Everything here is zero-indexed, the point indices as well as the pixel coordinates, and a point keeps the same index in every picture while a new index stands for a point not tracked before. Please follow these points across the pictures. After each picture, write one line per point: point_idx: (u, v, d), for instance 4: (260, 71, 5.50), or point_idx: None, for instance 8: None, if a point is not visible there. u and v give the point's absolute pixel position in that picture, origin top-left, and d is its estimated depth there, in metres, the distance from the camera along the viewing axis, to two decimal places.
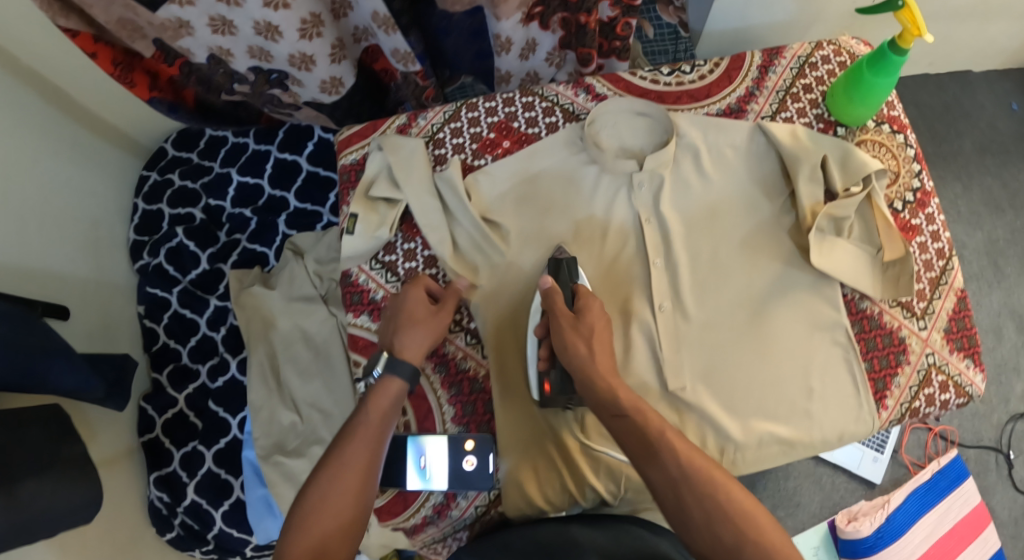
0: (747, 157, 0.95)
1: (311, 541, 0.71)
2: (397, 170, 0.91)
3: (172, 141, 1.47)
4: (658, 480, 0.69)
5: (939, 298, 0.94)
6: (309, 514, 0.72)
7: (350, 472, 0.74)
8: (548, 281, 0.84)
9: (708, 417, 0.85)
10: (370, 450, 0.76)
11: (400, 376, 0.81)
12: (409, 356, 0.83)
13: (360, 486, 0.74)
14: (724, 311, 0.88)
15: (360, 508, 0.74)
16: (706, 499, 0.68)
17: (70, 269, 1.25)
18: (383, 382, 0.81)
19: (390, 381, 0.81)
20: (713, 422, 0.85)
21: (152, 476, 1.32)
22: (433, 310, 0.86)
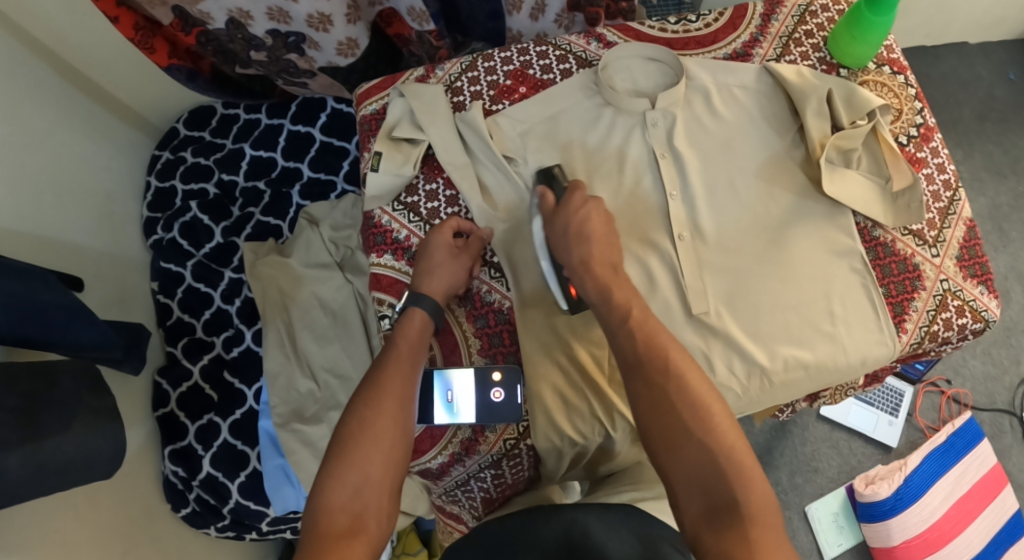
0: (756, 96, 0.97)
1: (356, 466, 0.71)
2: (420, 112, 0.95)
3: (184, 121, 1.48)
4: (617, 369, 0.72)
5: (949, 227, 0.96)
6: (348, 440, 0.72)
7: (387, 397, 0.76)
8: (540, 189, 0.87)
9: (735, 340, 0.87)
10: (403, 378, 0.78)
11: (424, 308, 0.85)
12: (432, 292, 0.86)
13: (397, 412, 0.75)
14: (744, 236, 0.91)
15: (401, 432, 0.74)
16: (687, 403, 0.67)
17: (85, 241, 1.25)
18: (406, 314, 0.85)
19: (412, 312, 0.85)
20: (742, 347, 0.87)
21: (167, 449, 1.29)
22: (455, 251, 0.89)
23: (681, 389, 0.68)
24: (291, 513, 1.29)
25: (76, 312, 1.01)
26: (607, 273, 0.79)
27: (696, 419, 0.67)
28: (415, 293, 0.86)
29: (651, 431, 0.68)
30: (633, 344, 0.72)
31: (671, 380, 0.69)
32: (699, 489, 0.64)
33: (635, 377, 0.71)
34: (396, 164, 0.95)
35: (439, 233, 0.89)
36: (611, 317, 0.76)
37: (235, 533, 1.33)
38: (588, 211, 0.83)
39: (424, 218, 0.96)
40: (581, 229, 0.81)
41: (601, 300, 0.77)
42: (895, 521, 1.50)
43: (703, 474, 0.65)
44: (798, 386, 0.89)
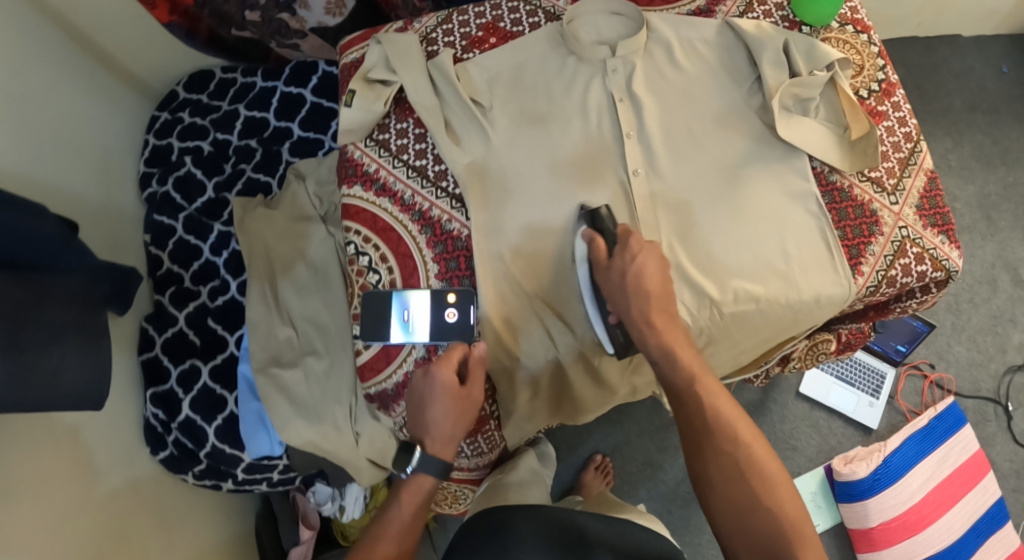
0: (717, 49, 0.99)
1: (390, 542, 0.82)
2: (393, 57, 1.00)
3: (184, 84, 1.53)
4: (688, 434, 0.83)
5: (909, 177, 0.98)
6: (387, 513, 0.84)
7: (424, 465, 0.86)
8: (588, 233, 0.89)
9: (689, 276, 0.90)
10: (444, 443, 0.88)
11: (434, 475, 0.87)
12: (437, 450, 0.87)
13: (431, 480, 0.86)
14: (698, 175, 0.94)
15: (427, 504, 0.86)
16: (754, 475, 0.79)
17: (81, 191, 1.30)
18: (425, 453, 0.88)
19: (423, 478, 0.87)
20: (695, 280, 0.90)
21: (149, 392, 1.33)
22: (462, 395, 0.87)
23: (750, 462, 0.79)
24: (265, 458, 1.33)
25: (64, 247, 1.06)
26: (667, 327, 0.85)
27: (753, 473, 0.79)
28: (422, 452, 0.87)
29: (717, 490, 0.79)
30: (694, 406, 0.82)
31: (741, 454, 0.80)
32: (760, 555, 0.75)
33: (701, 444, 0.81)
34: (368, 101, 0.99)
35: (439, 370, 0.86)
36: (675, 380, 0.84)
37: (212, 481, 1.37)
38: (643, 256, 0.85)
39: (393, 153, 1.00)
40: (639, 282, 0.84)
41: (664, 360, 0.84)
42: (873, 501, 1.49)
43: (765, 540, 0.76)
44: (752, 320, 0.91)
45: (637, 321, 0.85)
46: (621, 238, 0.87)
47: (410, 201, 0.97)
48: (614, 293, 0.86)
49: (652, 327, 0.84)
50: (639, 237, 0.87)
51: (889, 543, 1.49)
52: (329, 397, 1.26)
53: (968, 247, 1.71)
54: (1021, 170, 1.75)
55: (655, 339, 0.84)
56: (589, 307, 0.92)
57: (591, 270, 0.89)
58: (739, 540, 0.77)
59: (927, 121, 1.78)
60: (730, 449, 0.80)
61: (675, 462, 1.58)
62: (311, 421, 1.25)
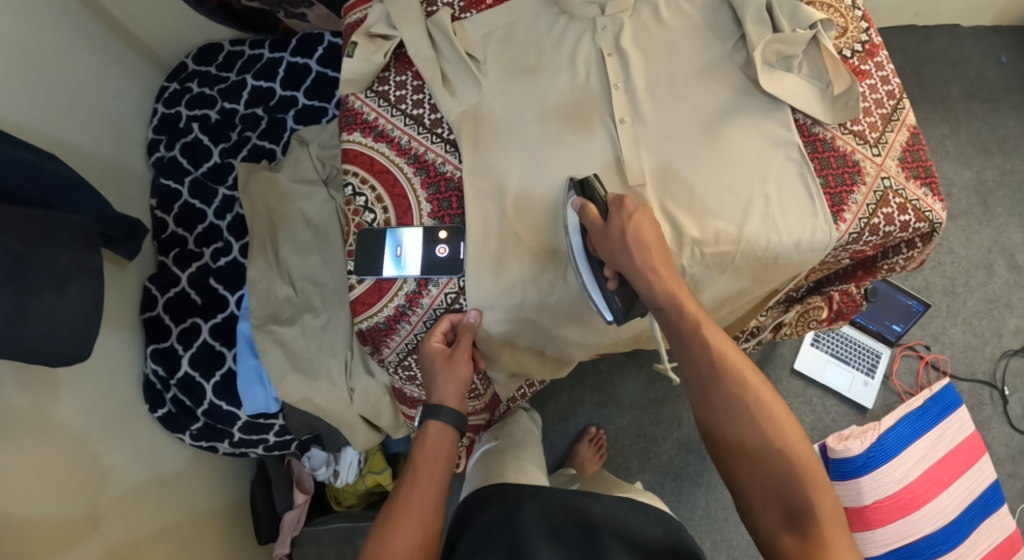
0: (702, 9, 1.02)
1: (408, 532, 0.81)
2: (394, 10, 1.03)
3: (193, 57, 1.56)
4: (695, 379, 0.84)
5: (892, 132, 0.99)
6: (398, 506, 0.83)
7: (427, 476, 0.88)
8: (578, 202, 0.88)
9: (669, 214, 0.91)
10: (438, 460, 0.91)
11: (441, 419, 0.94)
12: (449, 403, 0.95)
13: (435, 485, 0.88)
14: (681, 123, 0.96)
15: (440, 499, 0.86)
16: (765, 420, 0.81)
17: (91, 150, 1.34)
18: (423, 427, 0.95)
19: (430, 425, 0.94)
20: (675, 217, 0.91)
21: (150, 348, 1.35)
22: (448, 354, 0.96)
23: (759, 405, 0.82)
24: (262, 415, 1.34)
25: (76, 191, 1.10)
26: (670, 275, 0.84)
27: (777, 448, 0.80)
28: (432, 405, 0.95)
29: (756, 467, 0.80)
30: (720, 385, 0.83)
31: (751, 399, 0.82)
32: (776, 499, 0.79)
33: (742, 435, 0.81)
34: (368, 52, 1.02)
35: (428, 342, 0.96)
36: (682, 327, 0.83)
37: (209, 442, 1.39)
38: (638, 218, 0.85)
39: (392, 103, 1.03)
40: (638, 236, 0.84)
41: (669, 305, 0.83)
42: (865, 479, 1.49)
43: (781, 482, 0.79)
44: (732, 261, 0.92)
45: (641, 270, 0.84)
46: (613, 200, 0.86)
47: (406, 146, 1.00)
48: (612, 246, 0.85)
49: (654, 274, 0.83)
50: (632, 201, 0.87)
51: (883, 522, 1.48)
52: (324, 351, 1.29)
53: (965, 231, 1.72)
54: (1018, 158, 1.77)
55: (661, 286, 0.83)
56: (583, 269, 0.92)
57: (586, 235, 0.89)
58: (754, 483, 0.81)
59: (925, 107, 1.80)
60: (761, 426, 0.81)
61: (669, 436, 1.59)
62: (306, 378, 1.27)
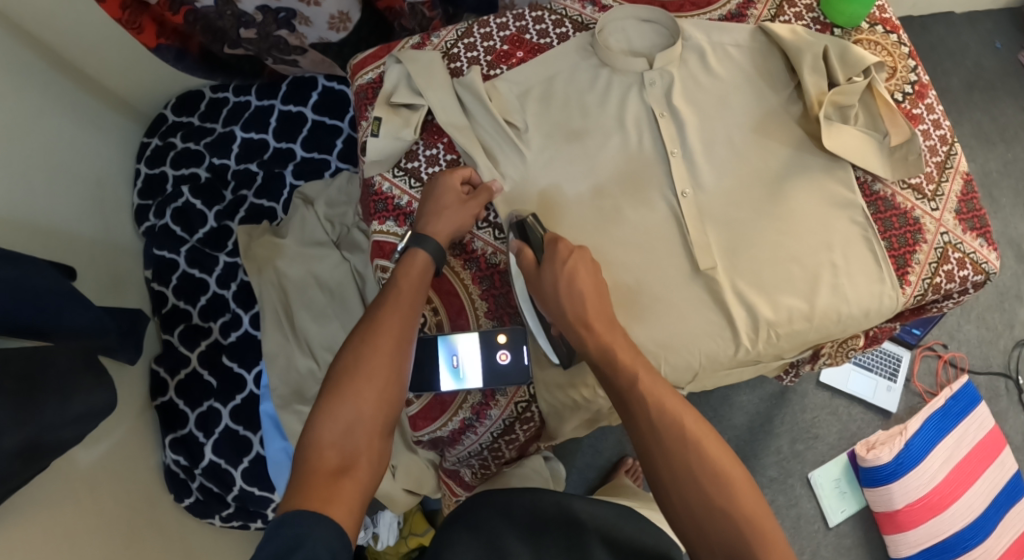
0: (751, 54, 0.99)
1: (345, 416, 0.71)
2: (417, 77, 0.93)
3: (173, 107, 1.44)
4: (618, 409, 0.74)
5: (948, 181, 1.04)
6: (341, 376, 0.73)
7: (383, 340, 0.76)
8: (514, 243, 0.84)
9: (741, 297, 0.90)
10: (399, 327, 0.78)
11: (427, 249, 0.84)
12: (439, 237, 0.86)
13: (393, 352, 0.76)
14: (744, 189, 0.94)
15: (395, 375, 0.75)
16: (689, 447, 0.70)
17: (77, 230, 1.22)
18: (408, 254, 0.85)
19: (415, 253, 0.84)
20: (748, 300, 0.89)
21: (168, 438, 1.28)
22: (464, 199, 0.88)
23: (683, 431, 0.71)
24: None
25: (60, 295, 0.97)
26: (606, 330, 0.78)
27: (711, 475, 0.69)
28: (420, 234, 0.85)
29: (681, 507, 0.68)
30: (646, 414, 0.72)
31: (664, 421, 0.71)
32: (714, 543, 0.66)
33: (665, 456, 0.70)
34: (395, 128, 0.92)
35: (446, 176, 0.88)
36: (615, 383, 0.75)
37: (241, 522, 1.31)
38: (573, 262, 0.81)
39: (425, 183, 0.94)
40: (573, 285, 0.79)
41: (603, 362, 0.77)
42: (896, 485, 1.51)
43: (709, 519, 0.67)
44: (804, 336, 0.92)
45: (573, 325, 0.79)
46: (548, 242, 0.82)
47: None
48: (544, 295, 0.81)
49: (589, 332, 0.78)
50: (567, 243, 0.83)
51: (914, 524, 1.51)
52: None
53: None
54: (1018, 146, 1.75)
55: (592, 342, 0.77)
56: (531, 320, 0.86)
57: (525, 282, 0.84)
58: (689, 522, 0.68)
59: None
60: (688, 455, 0.69)
61: None
62: None
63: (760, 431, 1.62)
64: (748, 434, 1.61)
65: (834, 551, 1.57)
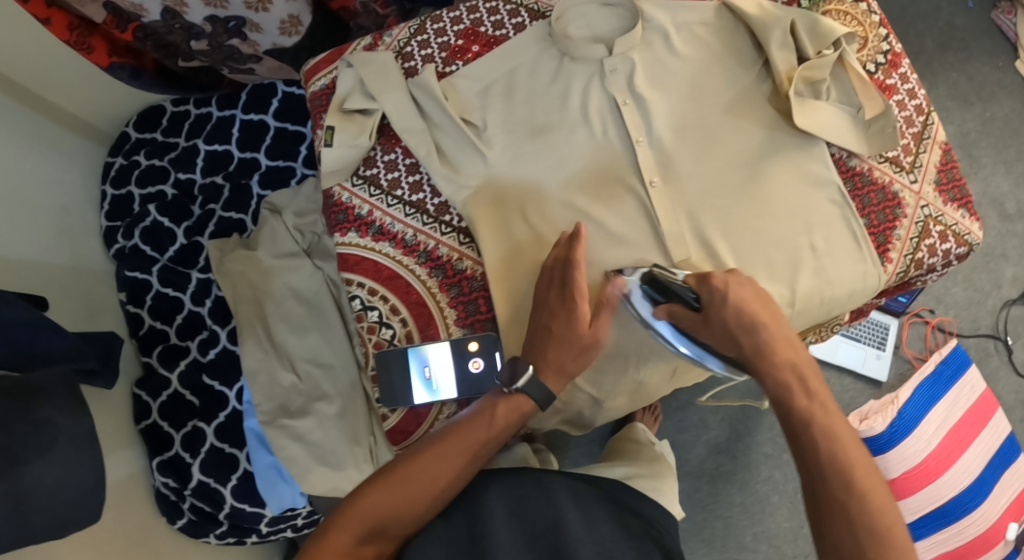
0: (718, 32, 0.96)
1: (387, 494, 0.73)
2: (371, 80, 0.90)
3: (133, 123, 1.39)
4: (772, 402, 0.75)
5: (925, 152, 1.05)
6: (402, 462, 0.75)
7: (454, 447, 0.77)
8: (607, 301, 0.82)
9: None
10: (471, 444, 0.77)
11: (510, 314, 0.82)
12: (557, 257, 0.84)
13: (456, 460, 0.76)
14: (719, 172, 0.91)
15: (447, 481, 0.75)
16: (822, 430, 0.70)
17: (47, 259, 1.19)
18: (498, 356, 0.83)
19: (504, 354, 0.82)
20: None
21: (155, 462, 1.26)
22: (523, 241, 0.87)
23: (819, 417, 0.71)
24: (288, 511, 1.27)
25: (39, 335, 0.95)
26: (788, 356, 0.76)
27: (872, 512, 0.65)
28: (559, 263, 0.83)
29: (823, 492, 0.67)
30: (821, 438, 0.70)
31: (803, 408, 0.73)
32: (846, 527, 0.64)
33: (797, 437, 0.71)
34: (350, 136, 0.89)
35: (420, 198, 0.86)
36: (789, 413, 0.73)
37: (236, 538, 1.30)
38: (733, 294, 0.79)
39: (385, 190, 0.91)
40: (744, 319, 0.78)
41: (778, 392, 0.75)
42: (893, 453, 1.51)
43: (844, 503, 0.65)
44: (786, 322, 0.91)
45: (756, 357, 0.77)
46: (702, 280, 0.81)
47: (413, 242, 0.89)
48: (720, 336, 0.80)
49: (771, 364, 0.76)
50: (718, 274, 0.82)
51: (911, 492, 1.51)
52: (346, 438, 1.21)
53: None
54: (995, 105, 1.72)
55: (771, 375, 0.76)
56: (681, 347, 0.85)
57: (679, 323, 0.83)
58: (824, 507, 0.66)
59: None
60: (818, 439, 0.70)
61: (696, 438, 1.58)
62: (332, 468, 1.21)
63: (754, 409, 1.61)
64: (742, 412, 1.60)
65: None
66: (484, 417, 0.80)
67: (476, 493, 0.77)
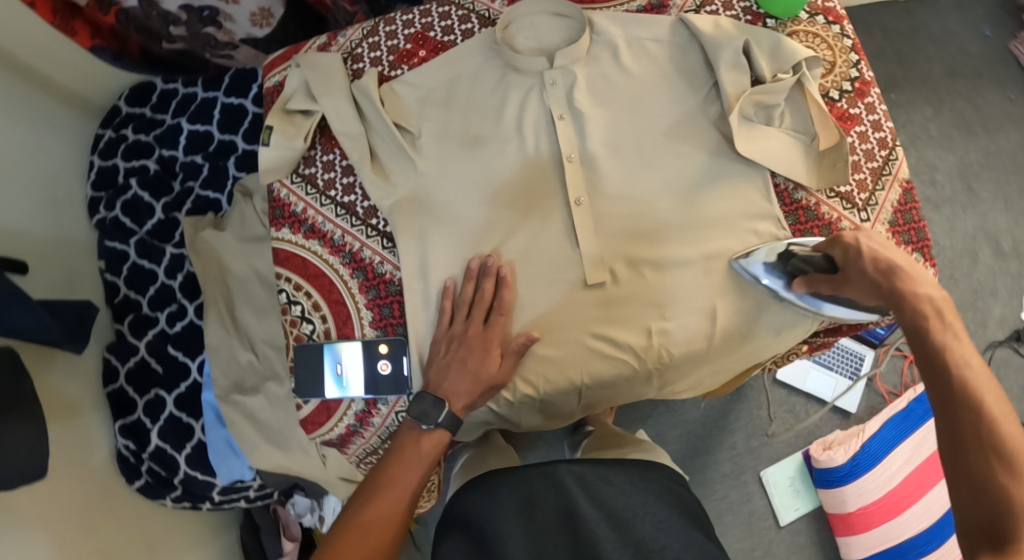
0: (671, 49, 0.94)
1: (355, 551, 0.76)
2: (314, 82, 0.92)
3: (125, 98, 1.45)
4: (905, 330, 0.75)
5: (883, 189, 1.00)
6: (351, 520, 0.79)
7: (391, 486, 0.82)
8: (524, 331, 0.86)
9: (637, 317, 0.89)
10: (404, 479, 0.83)
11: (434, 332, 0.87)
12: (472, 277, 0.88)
13: (397, 497, 0.82)
14: (650, 197, 0.91)
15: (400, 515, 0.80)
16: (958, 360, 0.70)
17: (29, 226, 1.25)
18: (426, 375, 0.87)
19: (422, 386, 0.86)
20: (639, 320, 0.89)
21: (117, 424, 1.32)
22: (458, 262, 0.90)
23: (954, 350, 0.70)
24: (237, 482, 1.34)
25: (13, 299, 1.01)
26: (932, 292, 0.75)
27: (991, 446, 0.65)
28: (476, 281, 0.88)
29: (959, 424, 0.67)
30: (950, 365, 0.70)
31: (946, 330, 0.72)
32: (983, 462, 0.64)
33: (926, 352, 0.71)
34: (287, 137, 0.93)
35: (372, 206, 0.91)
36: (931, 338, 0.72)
37: (190, 503, 1.37)
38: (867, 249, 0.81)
39: (320, 189, 0.95)
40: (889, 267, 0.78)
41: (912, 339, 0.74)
42: (850, 487, 1.48)
43: (976, 431, 0.66)
44: (704, 358, 0.91)
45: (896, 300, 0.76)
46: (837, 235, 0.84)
47: (339, 242, 0.93)
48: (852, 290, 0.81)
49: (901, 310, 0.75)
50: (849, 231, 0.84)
51: (867, 527, 1.48)
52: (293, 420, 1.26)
53: (949, 218, 1.67)
54: (1001, 138, 1.71)
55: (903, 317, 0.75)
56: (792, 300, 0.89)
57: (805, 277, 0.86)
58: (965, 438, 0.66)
59: (907, 88, 1.72)
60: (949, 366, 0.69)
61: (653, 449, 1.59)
62: (278, 447, 1.27)
63: (714, 426, 1.59)
64: (702, 428, 1.59)
65: (788, 547, 1.56)
66: (407, 446, 0.86)
67: (486, 499, 0.84)
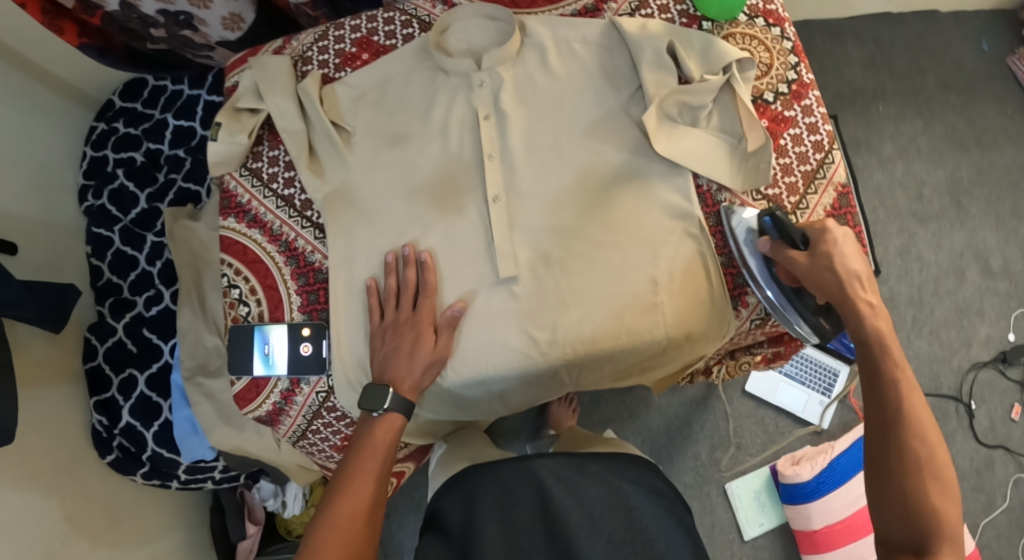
0: (600, 51, 0.96)
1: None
2: (259, 82, 0.98)
3: (119, 93, 1.54)
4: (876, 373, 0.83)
5: (815, 193, 0.98)
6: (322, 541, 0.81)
7: (360, 490, 0.86)
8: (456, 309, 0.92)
9: (535, 321, 0.92)
10: (369, 476, 0.87)
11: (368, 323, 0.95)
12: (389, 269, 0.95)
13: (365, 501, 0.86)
14: (561, 192, 0.94)
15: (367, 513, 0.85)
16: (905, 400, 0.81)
17: (18, 211, 1.33)
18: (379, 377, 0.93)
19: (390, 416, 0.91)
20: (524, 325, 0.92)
21: (92, 400, 1.38)
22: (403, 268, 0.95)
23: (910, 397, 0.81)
24: (200, 460, 1.40)
25: None
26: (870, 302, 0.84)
27: (936, 483, 0.78)
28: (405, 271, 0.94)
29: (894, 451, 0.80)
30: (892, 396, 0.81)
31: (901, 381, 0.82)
32: (897, 492, 0.78)
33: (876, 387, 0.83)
34: (231, 132, 0.99)
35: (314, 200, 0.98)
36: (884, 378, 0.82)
37: (159, 480, 1.43)
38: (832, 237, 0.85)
39: (264, 182, 1.02)
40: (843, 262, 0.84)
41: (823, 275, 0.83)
42: (815, 505, 1.43)
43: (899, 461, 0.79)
44: (613, 357, 0.94)
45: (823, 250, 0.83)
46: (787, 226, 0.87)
47: (277, 232, 1.01)
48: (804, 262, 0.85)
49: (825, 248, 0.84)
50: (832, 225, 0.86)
51: (832, 547, 1.42)
52: None
53: (937, 234, 1.62)
54: (995, 154, 1.65)
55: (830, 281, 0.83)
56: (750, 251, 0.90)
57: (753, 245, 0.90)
58: (894, 474, 0.79)
59: (897, 101, 1.67)
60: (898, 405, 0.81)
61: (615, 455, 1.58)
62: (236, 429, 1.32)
63: (677, 435, 1.57)
64: (665, 438, 1.57)
65: None
66: (371, 445, 0.90)
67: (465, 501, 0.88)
